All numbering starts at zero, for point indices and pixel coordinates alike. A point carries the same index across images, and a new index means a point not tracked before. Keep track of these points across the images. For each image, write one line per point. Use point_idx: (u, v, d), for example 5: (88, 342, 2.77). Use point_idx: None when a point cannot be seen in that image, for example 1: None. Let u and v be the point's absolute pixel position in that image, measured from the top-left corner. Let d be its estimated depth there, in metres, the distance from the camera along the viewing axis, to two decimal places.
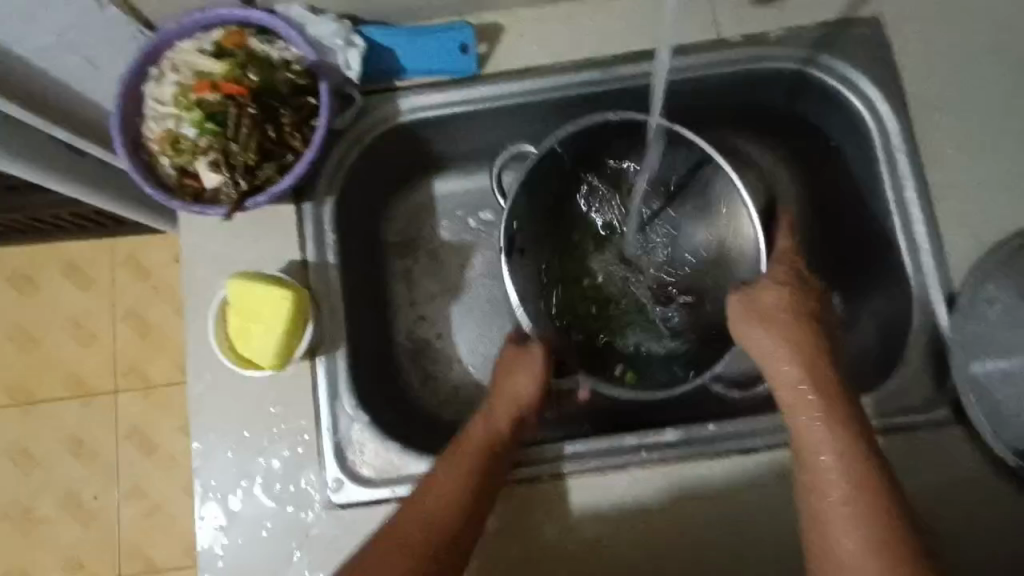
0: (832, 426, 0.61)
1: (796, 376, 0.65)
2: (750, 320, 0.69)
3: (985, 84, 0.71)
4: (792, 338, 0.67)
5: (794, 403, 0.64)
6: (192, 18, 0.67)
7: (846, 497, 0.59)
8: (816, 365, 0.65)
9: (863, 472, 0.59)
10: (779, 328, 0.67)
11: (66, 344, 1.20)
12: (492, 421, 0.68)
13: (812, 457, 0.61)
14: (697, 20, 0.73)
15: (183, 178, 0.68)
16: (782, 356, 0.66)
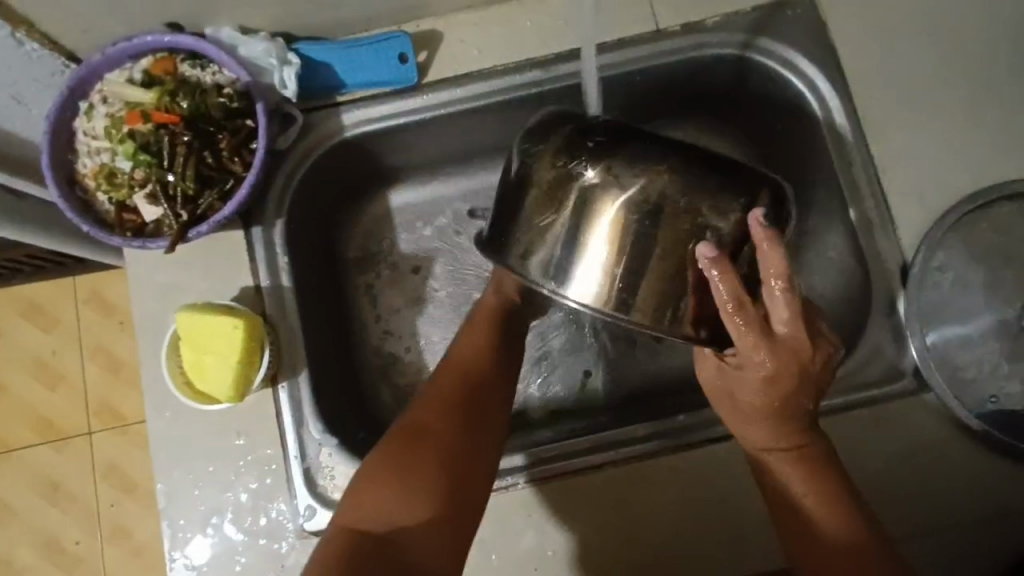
0: (796, 474, 0.59)
1: (762, 440, 0.61)
2: (720, 390, 0.63)
3: (922, 56, 0.72)
4: (757, 415, 0.60)
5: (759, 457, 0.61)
6: (117, 47, 0.65)
7: (804, 489, 0.59)
8: (784, 429, 0.60)
9: (828, 500, 0.58)
10: (740, 404, 0.61)
11: (31, 388, 1.16)
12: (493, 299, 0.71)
13: (778, 495, 0.60)
14: (635, 13, 0.73)
15: (123, 213, 0.66)
16: (750, 423, 0.61)
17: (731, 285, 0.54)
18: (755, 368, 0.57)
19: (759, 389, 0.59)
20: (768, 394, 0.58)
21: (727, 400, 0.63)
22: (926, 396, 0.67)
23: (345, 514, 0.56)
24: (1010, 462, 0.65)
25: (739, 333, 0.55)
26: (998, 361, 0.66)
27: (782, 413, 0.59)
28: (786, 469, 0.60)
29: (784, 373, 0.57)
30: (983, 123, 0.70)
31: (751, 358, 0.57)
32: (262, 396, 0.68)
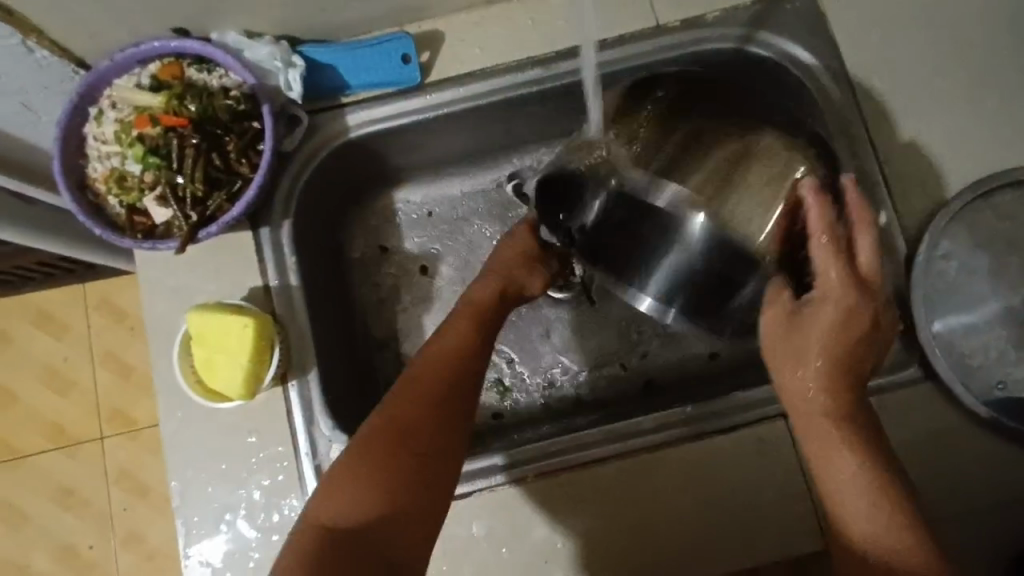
0: (848, 447, 0.55)
1: (818, 401, 0.57)
2: (781, 336, 0.59)
3: (922, 45, 0.72)
4: (825, 362, 0.57)
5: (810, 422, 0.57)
6: (126, 53, 0.66)
7: (857, 479, 0.54)
8: (842, 389, 0.57)
9: (881, 482, 0.54)
10: (806, 350, 0.58)
11: (44, 395, 1.18)
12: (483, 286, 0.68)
13: (825, 466, 0.56)
14: (635, 9, 0.74)
15: (133, 216, 0.67)
16: (808, 377, 0.57)
17: (823, 214, 0.57)
18: (832, 304, 0.57)
19: (833, 330, 0.57)
20: (837, 342, 0.57)
21: (791, 345, 0.58)
22: (933, 384, 0.67)
23: (297, 540, 0.51)
24: (1018, 449, 0.65)
25: (828, 261, 0.57)
26: (1004, 348, 0.66)
27: (845, 367, 0.57)
28: (838, 440, 0.55)
29: (859, 318, 0.57)
30: (985, 111, 0.71)
31: (842, 303, 0.57)
32: (273, 394, 0.68)
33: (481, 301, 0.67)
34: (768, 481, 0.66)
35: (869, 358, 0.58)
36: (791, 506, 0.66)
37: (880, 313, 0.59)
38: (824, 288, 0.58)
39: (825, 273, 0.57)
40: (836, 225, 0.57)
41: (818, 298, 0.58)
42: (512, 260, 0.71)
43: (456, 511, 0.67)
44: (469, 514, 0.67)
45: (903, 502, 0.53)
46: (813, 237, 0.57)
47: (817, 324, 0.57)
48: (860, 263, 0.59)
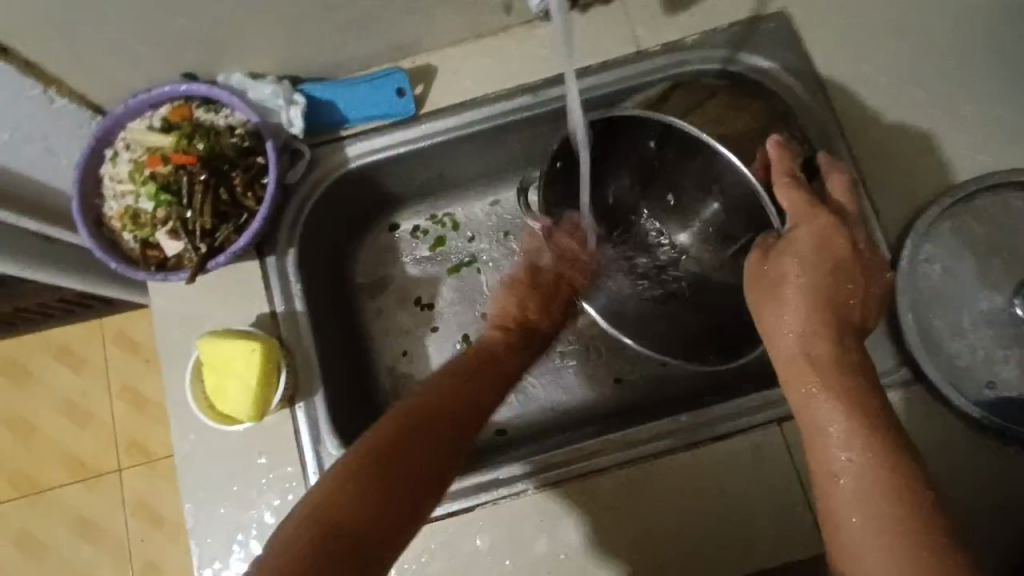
0: (831, 394, 0.56)
1: (804, 344, 0.58)
2: (761, 279, 0.62)
3: (896, 58, 0.75)
4: (808, 294, 0.59)
5: (795, 370, 0.58)
6: (138, 98, 0.71)
7: (853, 461, 0.53)
8: (825, 331, 0.58)
9: (868, 431, 0.54)
10: (786, 286, 0.59)
11: (63, 428, 1.21)
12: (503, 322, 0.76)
13: (812, 413, 0.56)
14: (617, 37, 0.78)
15: (146, 249, 0.71)
16: (791, 319, 0.59)
17: (783, 158, 0.62)
18: (805, 231, 0.60)
19: (812, 254, 0.59)
20: (817, 270, 0.59)
21: (772, 284, 0.61)
22: (925, 386, 0.68)
23: (313, 501, 0.50)
24: (1012, 449, 0.66)
25: (794, 193, 0.61)
26: (992, 348, 0.67)
27: (828, 303, 0.59)
28: (821, 389, 0.56)
29: (835, 241, 0.59)
30: (960, 118, 0.73)
31: (825, 231, 0.60)
32: (282, 415, 0.71)
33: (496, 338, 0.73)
34: (766, 487, 0.67)
35: (852, 295, 0.59)
36: (789, 511, 0.66)
37: (859, 241, 0.61)
38: (796, 216, 0.60)
39: (797, 203, 0.61)
40: (796, 169, 0.63)
41: (792, 225, 0.61)
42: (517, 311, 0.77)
43: (460, 525, 0.68)
44: (473, 529, 0.68)
45: (895, 453, 0.53)
46: (776, 178, 0.62)
47: (796, 253, 0.60)
48: (834, 198, 0.63)
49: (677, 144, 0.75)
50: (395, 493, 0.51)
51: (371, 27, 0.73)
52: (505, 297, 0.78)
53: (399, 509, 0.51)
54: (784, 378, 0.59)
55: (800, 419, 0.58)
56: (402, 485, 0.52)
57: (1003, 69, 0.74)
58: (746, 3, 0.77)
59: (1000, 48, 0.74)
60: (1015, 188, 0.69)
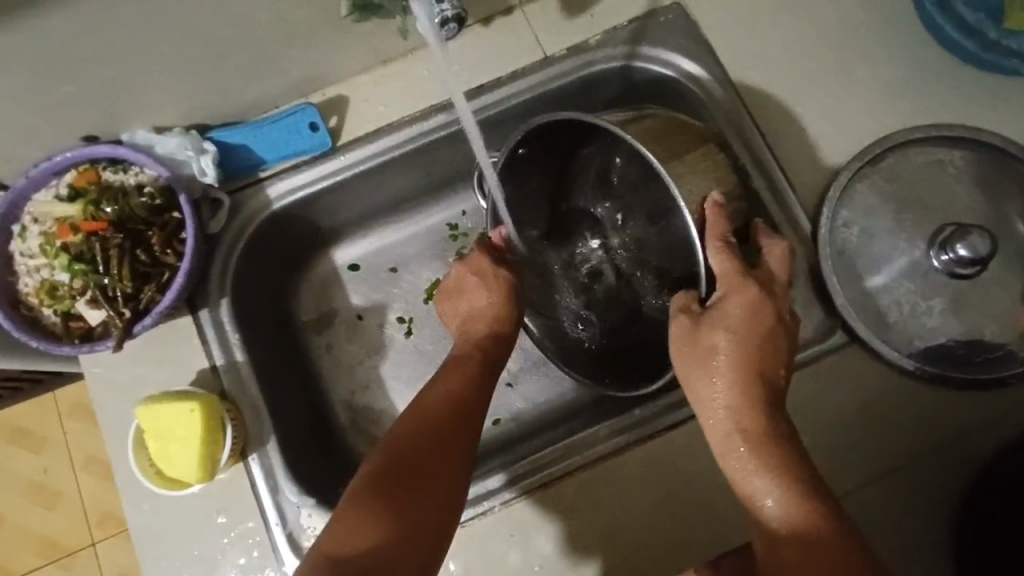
0: (766, 468, 0.55)
1: (735, 413, 0.58)
2: (690, 344, 0.62)
3: (792, 35, 0.77)
4: (734, 365, 0.59)
5: (730, 444, 0.58)
6: (39, 169, 0.68)
7: (789, 535, 0.52)
8: (752, 400, 0.58)
9: (806, 504, 0.53)
10: (716, 357, 0.60)
11: (28, 512, 1.16)
12: (471, 330, 0.69)
13: (751, 492, 0.55)
14: (522, 46, 0.78)
15: (69, 322, 0.69)
16: (720, 388, 0.59)
17: (719, 222, 0.66)
18: (728, 302, 0.62)
19: (740, 324, 0.61)
20: (746, 339, 0.60)
21: (702, 353, 0.61)
22: (858, 346, 0.70)
23: (330, 526, 0.53)
24: (947, 393, 0.69)
25: (726, 260, 0.64)
26: (916, 299, 0.70)
27: (754, 371, 0.59)
28: (757, 462, 0.56)
29: (762, 311, 0.61)
30: (856, 83, 0.76)
31: (760, 305, 0.62)
32: (236, 471, 0.70)
33: (484, 347, 0.68)
34: (723, 465, 0.68)
35: (782, 364, 0.61)
36: None
37: (784, 311, 0.63)
38: (726, 285, 0.63)
39: (722, 268, 0.63)
40: (729, 234, 0.66)
41: (721, 294, 0.63)
42: (486, 307, 0.70)
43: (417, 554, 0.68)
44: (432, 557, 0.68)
45: (841, 527, 0.51)
46: (711, 242, 0.65)
47: (725, 325, 0.61)
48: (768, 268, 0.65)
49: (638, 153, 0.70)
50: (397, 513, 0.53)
51: (273, 68, 0.72)
52: (457, 297, 0.71)
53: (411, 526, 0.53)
54: (720, 455, 0.59)
55: (740, 495, 0.57)
56: (407, 515, 0.53)
57: (890, 33, 0.77)
58: None
59: (885, 13, 0.77)
60: (914, 145, 0.73)
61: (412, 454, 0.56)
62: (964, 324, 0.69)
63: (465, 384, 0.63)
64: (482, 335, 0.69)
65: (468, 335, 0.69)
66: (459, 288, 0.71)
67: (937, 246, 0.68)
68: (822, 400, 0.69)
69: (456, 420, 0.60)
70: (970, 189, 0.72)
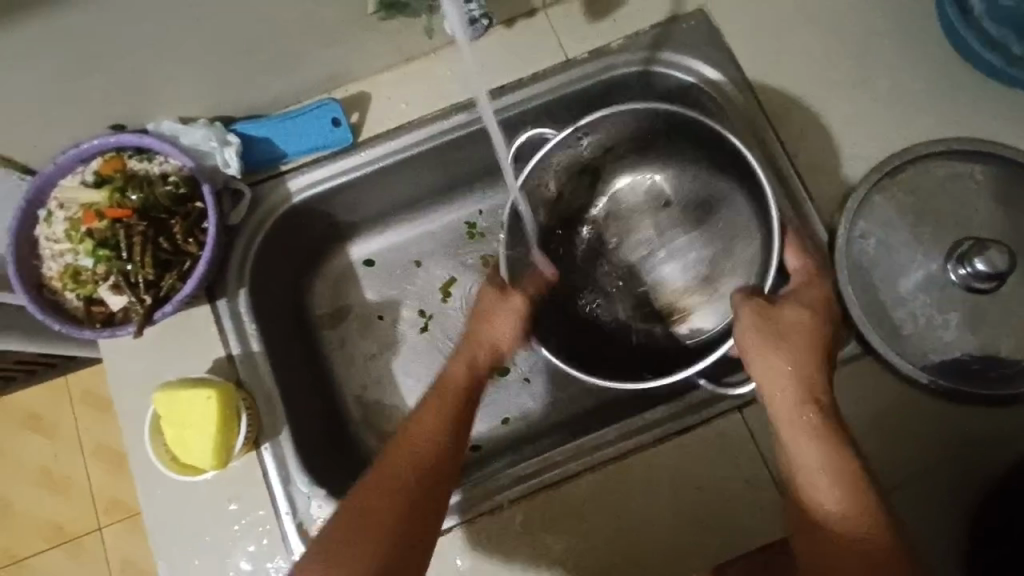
0: (828, 442, 0.59)
1: (806, 386, 0.62)
2: (765, 322, 0.66)
3: (814, 46, 0.77)
4: (806, 352, 0.63)
5: (799, 415, 0.61)
6: (66, 155, 0.69)
7: (843, 507, 0.56)
8: (818, 381, 0.62)
9: (857, 484, 0.57)
10: (790, 335, 0.64)
11: (38, 495, 1.17)
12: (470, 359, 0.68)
13: (807, 463, 0.59)
14: (544, 48, 0.79)
15: (90, 307, 0.70)
16: (792, 364, 0.63)
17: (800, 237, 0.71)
18: (801, 296, 0.66)
19: (818, 310, 0.65)
20: (819, 324, 0.64)
21: (774, 331, 0.65)
22: (872, 357, 0.70)
23: (340, 520, 0.56)
24: (961, 408, 0.69)
25: (804, 261, 0.69)
26: (931, 313, 0.70)
27: (824, 356, 0.63)
28: (822, 437, 0.59)
29: (832, 308, 0.66)
30: (877, 95, 0.76)
31: (827, 302, 0.66)
32: (249, 459, 0.70)
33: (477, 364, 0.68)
34: (733, 472, 0.69)
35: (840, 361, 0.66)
36: (757, 494, 0.68)
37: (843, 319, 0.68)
38: (806, 279, 0.68)
39: (799, 267, 0.69)
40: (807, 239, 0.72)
41: (795, 287, 0.67)
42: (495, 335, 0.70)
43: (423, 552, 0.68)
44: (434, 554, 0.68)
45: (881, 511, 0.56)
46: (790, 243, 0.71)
47: (803, 307, 0.65)
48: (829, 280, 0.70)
49: (717, 148, 0.74)
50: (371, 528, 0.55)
51: (298, 63, 0.73)
52: (476, 321, 0.71)
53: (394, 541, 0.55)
54: (783, 429, 0.61)
55: (794, 467, 0.60)
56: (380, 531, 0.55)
57: (913, 46, 0.77)
58: (664, 4, 0.79)
59: (909, 25, 0.77)
60: (934, 159, 0.73)
61: (389, 472, 0.59)
62: (979, 339, 0.69)
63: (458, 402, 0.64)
64: (482, 361, 0.69)
65: (474, 362, 0.68)
66: (478, 310, 0.72)
67: (955, 260, 0.69)
68: None
69: (465, 414, 0.65)
70: (989, 204, 0.72)
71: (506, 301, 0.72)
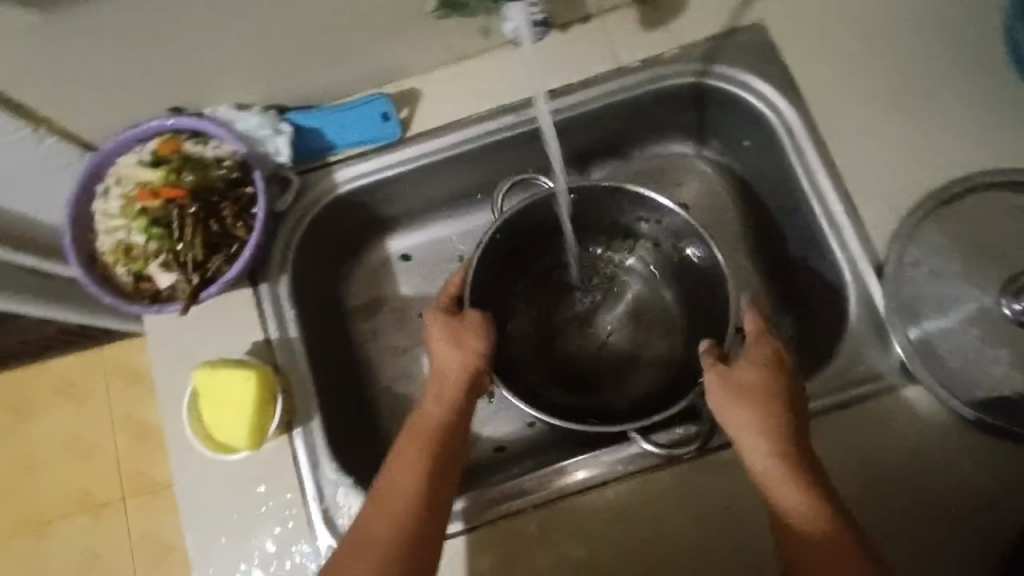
0: (804, 504, 0.57)
1: (772, 448, 0.59)
2: (722, 385, 0.63)
3: (873, 66, 0.76)
4: (759, 407, 0.61)
5: (772, 482, 0.59)
6: (127, 134, 0.71)
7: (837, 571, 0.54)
8: (786, 441, 0.60)
9: (841, 545, 0.55)
10: (751, 396, 0.61)
11: (67, 460, 1.21)
12: (429, 405, 0.67)
13: (793, 528, 0.57)
14: (597, 54, 0.79)
15: (139, 283, 0.72)
16: (755, 427, 0.60)
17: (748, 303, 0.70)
18: (753, 352, 0.64)
19: (773, 366, 0.63)
20: (778, 381, 0.62)
21: (736, 394, 0.62)
22: (915, 388, 0.68)
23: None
24: (1006, 447, 0.66)
25: (752, 318, 0.67)
26: (980, 347, 0.68)
27: (787, 410, 0.61)
28: (797, 500, 0.57)
29: (788, 361, 0.64)
30: (937, 120, 0.74)
31: (785, 357, 0.64)
32: (280, 443, 0.71)
33: (445, 396, 0.68)
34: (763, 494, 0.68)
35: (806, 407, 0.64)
36: None
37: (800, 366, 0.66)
38: (756, 336, 0.66)
39: (750, 323, 0.67)
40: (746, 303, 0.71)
41: (750, 344, 0.65)
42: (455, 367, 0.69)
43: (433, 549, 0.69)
44: (448, 553, 0.69)
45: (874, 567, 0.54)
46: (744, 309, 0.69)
47: (758, 366, 0.63)
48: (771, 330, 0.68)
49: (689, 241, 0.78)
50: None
51: (355, 56, 0.74)
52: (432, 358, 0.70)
53: None
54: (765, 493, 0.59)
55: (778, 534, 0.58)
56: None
57: (976, 70, 0.75)
58: (721, 16, 0.78)
59: (975, 51, 0.75)
60: (991, 189, 0.71)
61: (370, 520, 0.60)
62: None
63: (429, 445, 0.64)
64: (448, 401, 0.67)
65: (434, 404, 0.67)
66: (430, 349, 0.70)
67: (1010, 294, 0.67)
68: (871, 439, 0.68)
69: (440, 454, 0.64)
70: None
71: (462, 329, 0.70)
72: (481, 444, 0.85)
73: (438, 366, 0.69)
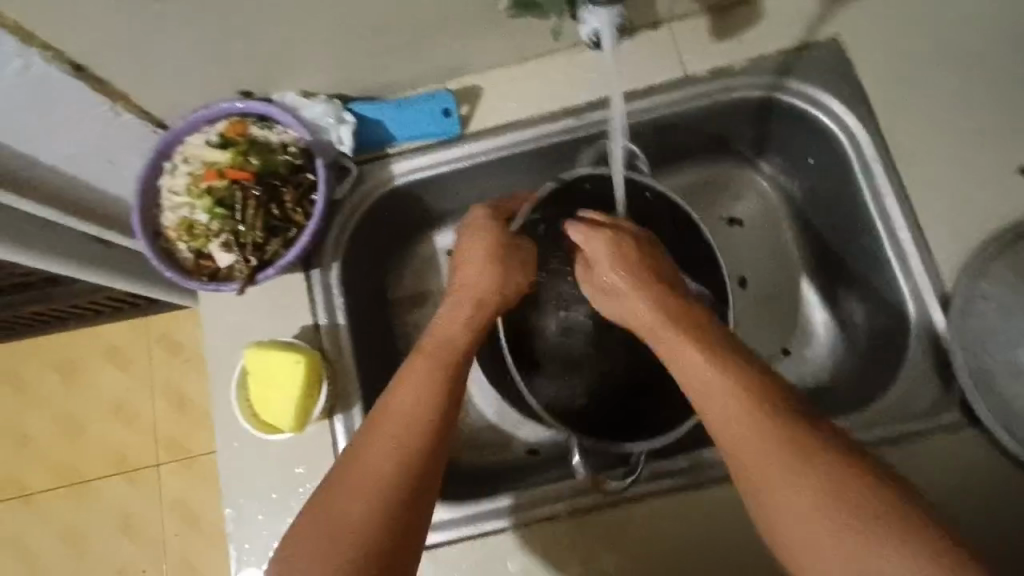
0: (733, 401, 0.55)
1: (662, 328, 0.62)
2: (597, 286, 0.70)
3: (954, 91, 0.73)
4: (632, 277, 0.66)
5: (688, 374, 0.58)
6: (198, 114, 0.73)
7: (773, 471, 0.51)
8: (681, 329, 0.61)
9: (768, 423, 0.53)
10: (625, 295, 0.66)
11: (108, 422, 1.25)
12: (455, 316, 0.66)
13: (718, 423, 0.55)
14: (664, 61, 0.77)
15: (199, 260, 0.74)
16: (644, 308, 0.64)
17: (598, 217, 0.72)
18: (610, 250, 0.68)
19: (637, 268, 0.67)
20: (647, 287, 0.65)
21: (611, 293, 0.68)
22: (974, 430, 0.66)
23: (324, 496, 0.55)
24: None
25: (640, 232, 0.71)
26: None
27: (677, 312, 0.62)
28: (727, 396, 0.55)
29: (660, 270, 0.67)
30: (1018, 151, 0.71)
31: (637, 266, 0.67)
32: (320, 427, 0.72)
33: (478, 298, 0.68)
34: None
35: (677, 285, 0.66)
36: None
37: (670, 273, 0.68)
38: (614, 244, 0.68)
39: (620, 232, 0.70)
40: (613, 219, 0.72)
41: (593, 257, 0.69)
42: (483, 282, 0.68)
43: (461, 548, 0.69)
44: (476, 552, 0.69)
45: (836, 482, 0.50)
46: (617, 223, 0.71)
47: (613, 265, 0.67)
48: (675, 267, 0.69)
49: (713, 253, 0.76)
50: (350, 482, 0.54)
51: (423, 51, 0.75)
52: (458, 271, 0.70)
53: (359, 486, 0.54)
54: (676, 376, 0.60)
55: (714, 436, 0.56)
56: (354, 484, 0.54)
57: None
58: (796, 30, 0.76)
59: None
60: None
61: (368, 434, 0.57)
62: None
63: (444, 355, 0.62)
64: (471, 314, 0.67)
65: (455, 318, 0.66)
66: (462, 261, 0.70)
67: None
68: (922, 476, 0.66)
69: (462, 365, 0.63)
70: None
71: (500, 243, 0.70)
72: (514, 445, 0.85)
73: (462, 275, 0.69)
